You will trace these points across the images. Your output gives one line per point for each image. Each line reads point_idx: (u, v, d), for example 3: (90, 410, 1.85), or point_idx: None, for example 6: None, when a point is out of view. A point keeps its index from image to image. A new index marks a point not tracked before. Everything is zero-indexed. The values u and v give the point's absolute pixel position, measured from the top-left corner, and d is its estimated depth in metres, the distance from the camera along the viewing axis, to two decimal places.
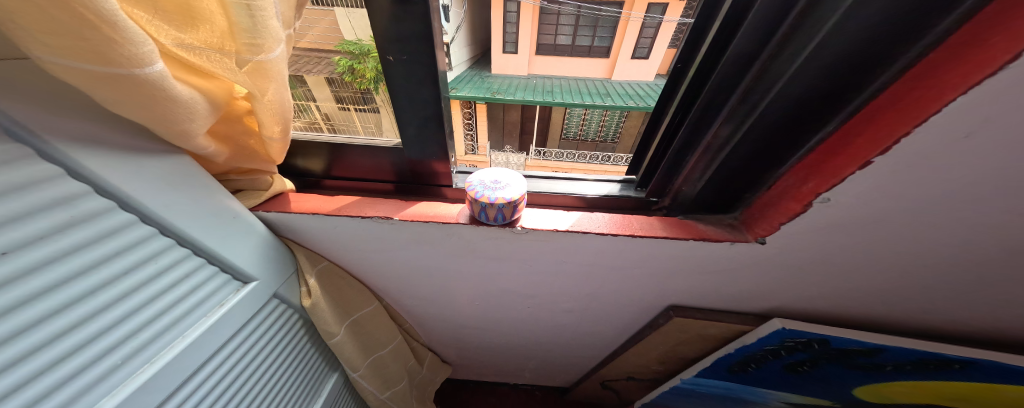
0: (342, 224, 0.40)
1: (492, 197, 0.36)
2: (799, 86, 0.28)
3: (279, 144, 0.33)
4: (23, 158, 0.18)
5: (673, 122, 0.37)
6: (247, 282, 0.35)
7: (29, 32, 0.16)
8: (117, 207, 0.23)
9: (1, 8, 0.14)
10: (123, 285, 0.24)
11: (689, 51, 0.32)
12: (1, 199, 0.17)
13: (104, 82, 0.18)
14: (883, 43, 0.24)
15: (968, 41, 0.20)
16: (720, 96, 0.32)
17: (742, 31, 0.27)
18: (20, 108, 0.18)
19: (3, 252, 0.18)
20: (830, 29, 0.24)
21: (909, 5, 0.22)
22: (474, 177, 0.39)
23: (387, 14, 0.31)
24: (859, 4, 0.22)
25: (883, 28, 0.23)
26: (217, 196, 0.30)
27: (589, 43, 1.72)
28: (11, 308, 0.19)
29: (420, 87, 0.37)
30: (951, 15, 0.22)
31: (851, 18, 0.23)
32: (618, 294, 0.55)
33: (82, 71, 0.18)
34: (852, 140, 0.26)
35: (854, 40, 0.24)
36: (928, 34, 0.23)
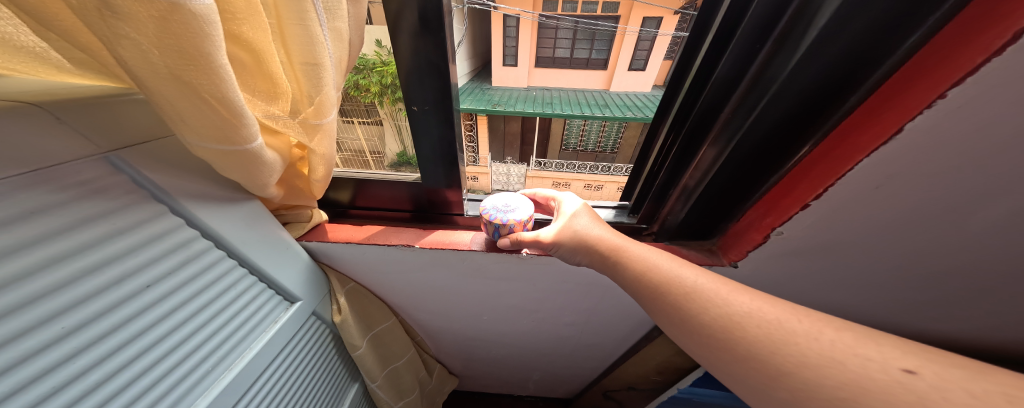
0: (370, 251, 0.46)
1: (504, 218, 0.42)
2: (764, 125, 0.32)
3: (322, 184, 0.39)
4: (152, 218, 0.25)
5: (665, 147, 0.42)
6: (294, 302, 0.41)
7: (189, 126, 0.22)
8: (213, 246, 0.30)
9: (176, 111, 0.21)
10: (215, 308, 0.30)
11: (680, 79, 0.37)
12: (145, 247, 0.24)
13: (226, 157, 0.25)
14: (825, 97, 0.29)
15: (870, 110, 0.26)
16: (703, 124, 0.37)
17: (722, 65, 0.31)
18: (161, 175, 0.25)
19: (151, 283, 0.25)
20: (784, 79, 0.28)
21: (843, 69, 0.27)
22: (487, 201, 0.44)
23: (413, 62, 0.38)
24: (805, 61, 0.27)
25: (817, 91, 0.29)
26: (276, 230, 0.37)
27: (588, 55, 1.85)
28: (146, 327, 0.25)
29: (438, 130, 0.44)
30: (866, 86, 0.27)
31: (790, 84, 0.29)
32: (618, 306, 0.60)
33: (212, 150, 0.24)
34: (798, 183, 0.32)
35: (803, 92, 0.29)
36: (854, 97, 0.28)
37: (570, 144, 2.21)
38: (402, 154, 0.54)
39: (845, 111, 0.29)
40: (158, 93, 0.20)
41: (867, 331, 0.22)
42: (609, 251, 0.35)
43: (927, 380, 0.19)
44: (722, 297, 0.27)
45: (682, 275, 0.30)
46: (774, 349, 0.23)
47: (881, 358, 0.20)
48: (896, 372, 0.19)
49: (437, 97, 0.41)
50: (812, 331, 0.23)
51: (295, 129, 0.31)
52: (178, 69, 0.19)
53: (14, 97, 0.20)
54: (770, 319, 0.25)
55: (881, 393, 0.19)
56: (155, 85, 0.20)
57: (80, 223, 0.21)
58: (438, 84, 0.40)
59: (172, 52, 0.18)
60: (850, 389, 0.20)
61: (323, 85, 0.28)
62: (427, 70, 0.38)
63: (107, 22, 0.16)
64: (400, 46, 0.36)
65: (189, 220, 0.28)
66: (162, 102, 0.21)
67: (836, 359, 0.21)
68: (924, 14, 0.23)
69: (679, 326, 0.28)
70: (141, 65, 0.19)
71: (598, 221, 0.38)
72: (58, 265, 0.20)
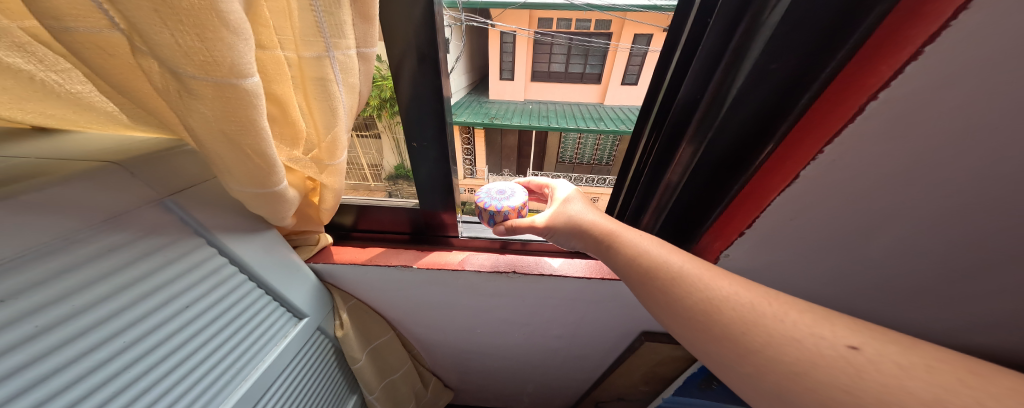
0: (373, 271, 0.52)
1: (498, 206, 0.46)
2: (716, 148, 0.37)
3: (329, 212, 0.44)
4: (190, 250, 0.30)
5: (641, 163, 0.48)
6: (301, 317, 0.45)
7: (231, 174, 0.27)
8: (237, 271, 0.35)
9: (224, 163, 0.26)
10: (236, 324, 0.34)
11: (649, 105, 0.43)
12: (186, 274, 0.29)
13: (258, 198, 0.30)
14: (759, 127, 0.35)
15: (783, 153, 0.33)
16: (671, 145, 0.42)
17: (681, 92, 0.37)
18: (202, 214, 0.31)
19: (188, 304, 0.29)
20: (726, 110, 0.34)
21: (769, 104, 0.33)
22: (483, 191, 0.49)
23: (411, 89, 0.42)
24: (741, 94, 0.33)
25: (753, 121, 0.34)
26: (288, 253, 0.41)
27: (582, 70, 1.95)
28: (180, 342, 0.29)
29: (434, 163, 0.50)
30: (788, 121, 0.33)
31: (737, 104, 0.33)
32: (600, 320, 0.65)
33: (247, 193, 0.29)
34: (740, 207, 0.39)
35: (743, 121, 0.35)
36: (780, 128, 0.33)
37: (565, 156, 2.28)
38: (398, 168, 0.58)
39: (781, 135, 0.34)
40: (211, 149, 0.25)
41: (824, 313, 0.26)
42: (603, 236, 0.39)
43: (866, 355, 0.22)
44: (704, 282, 0.30)
45: (671, 260, 0.33)
46: (745, 329, 0.27)
47: (833, 336, 0.24)
48: (844, 348, 0.23)
49: (434, 134, 0.47)
50: (778, 314, 0.26)
51: (311, 169, 0.37)
52: (232, 133, 0.24)
53: (84, 153, 0.25)
54: (744, 302, 0.28)
55: (828, 367, 0.23)
56: (210, 142, 0.24)
57: (141, 257, 0.26)
58: (436, 124, 0.46)
59: (228, 121, 0.23)
60: (803, 364, 0.24)
61: (335, 126, 0.33)
62: (424, 98, 0.43)
63: (186, 101, 0.22)
64: (401, 76, 0.41)
65: (218, 246, 0.32)
66: (212, 155, 0.26)
67: (795, 339, 0.25)
68: (832, 51, 0.28)
69: (664, 307, 0.31)
70: (203, 129, 0.24)
71: (593, 208, 0.43)
72: (127, 290, 0.25)
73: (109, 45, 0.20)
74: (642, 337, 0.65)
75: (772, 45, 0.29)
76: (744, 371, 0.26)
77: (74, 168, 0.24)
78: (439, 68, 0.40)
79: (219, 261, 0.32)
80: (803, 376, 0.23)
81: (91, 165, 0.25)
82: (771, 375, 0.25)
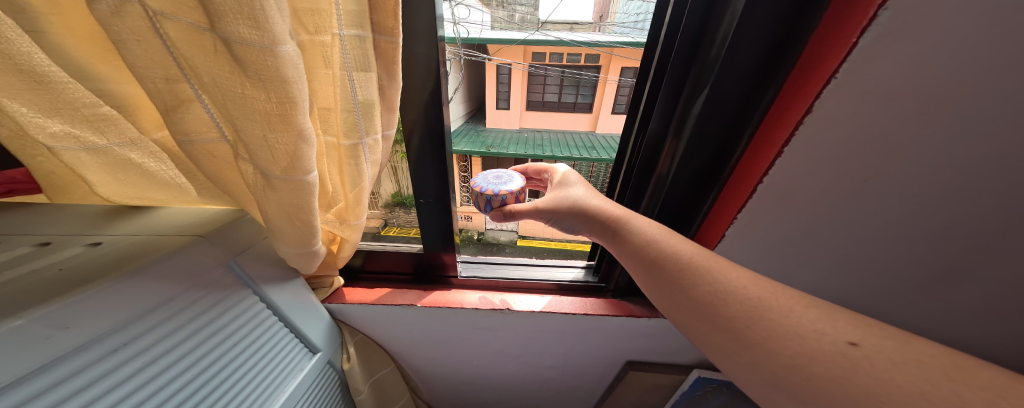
0: (381, 310, 0.60)
1: (495, 190, 0.53)
2: (692, 162, 0.44)
3: (344, 258, 0.50)
4: (240, 299, 0.36)
5: (623, 188, 0.54)
6: (314, 351, 0.50)
7: (283, 240, 0.35)
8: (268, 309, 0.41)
9: (281, 234, 0.34)
10: (268, 359, 0.39)
11: (626, 134, 0.50)
12: (237, 318, 0.35)
13: (299, 256, 0.38)
14: (725, 140, 0.42)
15: (750, 161, 0.40)
16: (649, 166, 0.49)
17: (653, 121, 0.44)
18: (257, 267, 0.38)
19: (237, 343, 0.35)
20: (694, 129, 0.41)
21: (729, 121, 0.41)
22: (481, 178, 0.55)
23: (420, 157, 0.52)
24: (706, 115, 0.40)
25: (719, 136, 0.42)
26: (306, 293, 0.48)
27: (574, 100, 2.10)
28: (230, 377, 0.34)
29: (438, 214, 0.59)
30: (746, 135, 0.41)
31: (700, 136, 0.42)
32: (587, 350, 0.70)
33: (291, 252, 0.37)
34: (721, 212, 0.45)
35: (711, 137, 0.42)
36: (741, 140, 0.41)
37: None
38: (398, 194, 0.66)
39: (744, 143, 0.41)
40: (273, 223, 0.33)
41: (827, 309, 0.27)
42: (610, 223, 0.43)
43: (862, 350, 0.24)
44: (711, 270, 0.32)
45: (678, 250, 0.36)
46: (750, 323, 0.28)
47: (834, 332, 0.26)
48: (843, 344, 0.25)
49: (435, 192, 0.56)
50: (785, 309, 0.28)
51: (336, 227, 0.44)
52: (296, 213, 0.32)
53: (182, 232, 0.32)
54: (749, 295, 0.30)
55: (826, 361, 0.25)
56: (277, 219, 0.32)
57: (208, 307, 0.32)
58: (438, 182, 0.55)
59: (291, 205, 0.31)
60: (801, 356, 0.26)
61: (360, 194, 0.40)
62: (430, 164, 0.53)
63: (264, 191, 0.30)
64: (412, 145, 0.51)
65: (260, 295, 0.39)
66: (275, 228, 0.34)
67: (797, 334, 0.26)
68: (767, 85, 0.37)
69: (676, 298, 0.33)
70: (274, 212, 0.32)
71: (593, 193, 0.48)
72: (199, 333, 0.31)
73: (216, 151, 0.28)
74: (628, 366, 0.70)
75: (719, 93, 0.38)
76: (743, 361, 0.28)
77: (177, 243, 0.30)
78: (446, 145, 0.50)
79: (259, 306, 0.39)
80: (801, 368, 0.25)
81: (185, 240, 0.31)
82: (770, 365, 0.27)
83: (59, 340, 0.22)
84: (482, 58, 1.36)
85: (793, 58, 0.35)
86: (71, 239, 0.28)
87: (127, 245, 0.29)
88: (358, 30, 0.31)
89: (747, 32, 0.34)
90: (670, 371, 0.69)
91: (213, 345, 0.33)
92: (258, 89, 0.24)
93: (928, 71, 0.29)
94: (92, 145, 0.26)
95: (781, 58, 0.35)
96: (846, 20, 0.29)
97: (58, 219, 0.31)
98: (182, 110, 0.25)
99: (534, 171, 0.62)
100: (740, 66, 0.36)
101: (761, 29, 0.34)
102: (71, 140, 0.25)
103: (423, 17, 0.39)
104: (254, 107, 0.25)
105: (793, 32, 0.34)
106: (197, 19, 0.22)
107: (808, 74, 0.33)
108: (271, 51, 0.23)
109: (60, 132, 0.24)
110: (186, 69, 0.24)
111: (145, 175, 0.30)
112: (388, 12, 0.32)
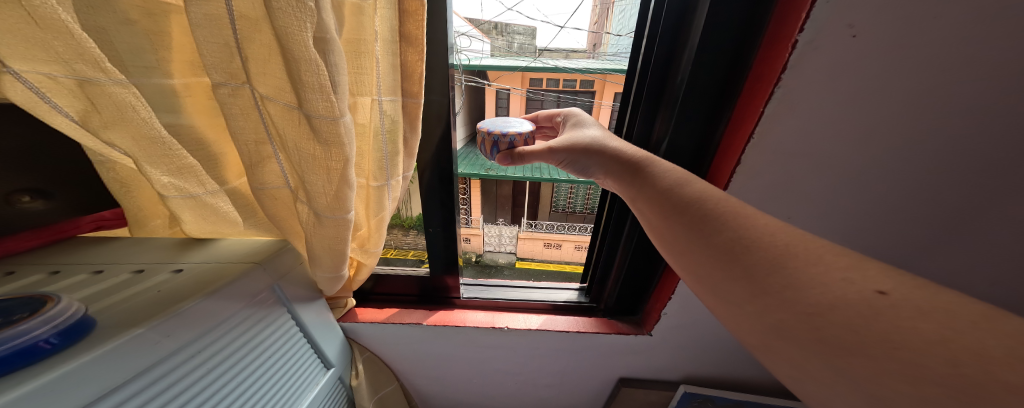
0: (389, 328, 0.66)
1: (505, 131, 0.51)
2: (674, 156, 0.48)
3: (358, 281, 0.56)
4: (275, 316, 0.42)
5: (614, 197, 0.59)
6: (329, 367, 0.54)
7: (320, 265, 0.42)
8: (296, 324, 0.46)
9: (320, 261, 0.41)
10: (290, 372, 0.44)
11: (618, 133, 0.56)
12: (272, 333, 0.41)
13: (330, 280, 0.45)
14: (703, 135, 0.46)
15: (722, 153, 0.43)
16: None
17: (638, 122, 0.50)
18: (293, 288, 0.45)
19: (269, 356, 0.40)
20: (673, 127, 0.45)
21: (704, 117, 0.44)
22: (488, 123, 0.54)
23: (430, 192, 0.60)
24: (681, 116, 0.44)
25: (698, 131, 0.45)
26: (325, 312, 0.54)
27: None
28: (263, 386, 0.39)
29: (444, 240, 0.66)
30: (721, 128, 0.43)
31: (668, 158, 0.48)
32: (579, 368, 0.74)
33: (324, 277, 0.44)
34: None
35: (688, 133, 0.46)
36: (716, 134, 0.44)
37: (558, 206, 2.33)
38: (403, 219, 0.74)
39: (718, 138, 0.44)
40: (316, 252, 0.40)
41: (859, 260, 0.26)
42: (640, 161, 0.42)
43: (891, 299, 0.23)
44: (745, 224, 0.31)
45: (708, 197, 0.35)
46: (770, 272, 0.28)
47: (862, 281, 0.24)
48: (871, 293, 0.24)
49: (441, 221, 0.64)
50: (813, 258, 0.27)
51: (359, 254, 0.51)
52: (336, 245, 0.39)
53: (245, 259, 0.40)
54: (780, 244, 0.29)
55: (848, 308, 0.23)
56: (320, 252, 0.40)
57: (253, 323, 0.38)
58: (443, 213, 0.62)
59: (333, 240, 0.39)
60: (821, 305, 0.25)
61: (382, 226, 0.47)
62: (439, 197, 0.61)
63: (315, 226, 0.38)
64: (422, 183, 0.59)
65: (291, 313, 0.45)
66: (317, 257, 0.41)
67: (823, 282, 0.25)
68: (737, 81, 0.40)
69: (696, 244, 0.34)
70: (321, 244, 0.39)
71: (611, 136, 0.49)
72: (245, 346, 0.37)
73: (279, 195, 0.37)
74: (620, 383, 0.74)
75: (683, 118, 0.44)
76: (754, 309, 0.29)
77: (238, 270, 0.38)
78: (454, 183, 0.59)
79: (290, 322, 0.45)
80: (819, 316, 0.25)
81: (245, 267, 0.39)
82: (780, 313, 0.27)
83: (164, 345, 0.29)
84: (482, 85, 1.46)
85: (731, 103, 0.41)
86: (157, 270, 0.36)
87: (199, 272, 0.37)
88: (392, 95, 0.39)
89: (701, 74, 0.41)
90: (659, 387, 0.73)
91: (254, 356, 0.38)
92: (324, 149, 0.32)
93: (824, 125, 0.37)
94: (188, 193, 0.34)
95: (743, 60, 0.39)
96: (757, 87, 0.37)
97: (142, 252, 0.39)
98: (261, 166, 0.34)
99: (544, 118, 0.63)
100: (696, 103, 0.43)
101: (715, 62, 0.40)
102: (175, 190, 0.33)
103: (438, 72, 0.48)
104: (319, 163, 0.33)
105: (749, 39, 0.38)
106: (289, 99, 0.31)
107: (741, 121, 0.40)
108: (333, 121, 0.30)
109: (168, 184, 0.32)
110: (272, 136, 0.33)
111: (214, 214, 0.38)
112: (415, 81, 0.40)
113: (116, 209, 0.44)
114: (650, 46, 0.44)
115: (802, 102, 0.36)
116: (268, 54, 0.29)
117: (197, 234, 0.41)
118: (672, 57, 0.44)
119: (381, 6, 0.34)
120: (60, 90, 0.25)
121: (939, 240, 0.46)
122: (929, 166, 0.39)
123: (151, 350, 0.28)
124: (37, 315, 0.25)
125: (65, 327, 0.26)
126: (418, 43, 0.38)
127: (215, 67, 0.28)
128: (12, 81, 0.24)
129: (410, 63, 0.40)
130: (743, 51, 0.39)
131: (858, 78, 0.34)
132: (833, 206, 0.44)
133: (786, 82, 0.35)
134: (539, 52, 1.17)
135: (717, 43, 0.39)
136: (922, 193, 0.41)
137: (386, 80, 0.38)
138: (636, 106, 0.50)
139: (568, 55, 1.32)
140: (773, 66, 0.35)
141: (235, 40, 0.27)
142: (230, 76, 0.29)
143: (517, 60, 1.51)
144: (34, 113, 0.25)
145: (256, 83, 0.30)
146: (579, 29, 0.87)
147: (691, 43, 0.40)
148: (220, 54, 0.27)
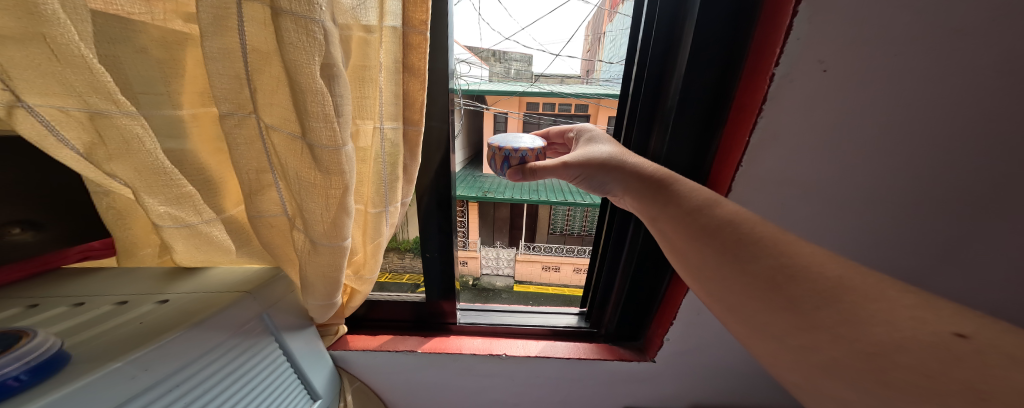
0: (381, 356, 0.64)
1: (516, 147, 0.49)
2: None
3: (349, 308, 0.55)
4: (264, 346, 0.40)
5: (609, 220, 0.59)
6: (317, 399, 0.50)
7: (314, 293, 0.41)
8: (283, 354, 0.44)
9: (315, 289, 0.41)
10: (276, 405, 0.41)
11: None
12: (259, 364, 0.39)
13: (325, 307, 0.43)
14: (696, 158, 0.46)
15: (717, 174, 0.44)
16: None
17: (631, 145, 0.51)
18: (282, 317, 0.44)
19: (254, 388, 0.38)
20: (666, 150, 0.46)
21: (696, 142, 0.45)
22: (496, 139, 0.52)
23: (427, 215, 0.60)
24: (673, 140, 0.45)
25: (691, 153, 0.46)
26: (314, 341, 0.51)
27: None
28: None
29: (444, 265, 0.65)
30: (715, 152, 0.44)
31: None
32: (582, 398, 0.70)
33: (318, 305, 0.43)
34: None
35: (681, 157, 0.46)
36: (709, 156, 0.45)
37: (558, 228, 2.30)
38: (401, 243, 0.73)
39: (711, 161, 0.45)
40: (311, 281, 0.40)
41: (928, 298, 0.25)
42: (665, 179, 0.42)
43: (975, 343, 0.21)
44: (787, 256, 0.31)
45: (744, 222, 0.34)
46: (818, 305, 0.27)
47: (938, 321, 0.23)
48: (948, 335, 0.22)
49: (439, 246, 0.63)
50: (873, 293, 0.26)
51: (354, 280, 0.49)
52: (332, 272, 0.39)
53: (239, 289, 0.39)
54: (831, 275, 0.28)
55: (921, 350, 0.22)
56: (316, 280, 0.39)
57: (239, 354, 0.37)
58: (441, 237, 0.62)
59: (328, 267, 0.38)
60: (885, 344, 0.24)
61: (379, 252, 0.46)
62: (436, 221, 0.60)
63: (311, 253, 0.37)
64: (421, 205, 0.59)
65: (279, 342, 0.43)
66: (313, 284, 0.40)
67: (888, 320, 0.24)
68: (723, 109, 0.42)
69: (733, 268, 0.33)
70: (317, 273, 0.39)
71: (622, 150, 0.47)
72: (231, 378, 0.35)
73: (276, 222, 0.37)
74: None
75: (675, 142, 0.45)
76: (801, 342, 0.28)
77: (228, 299, 0.37)
78: (454, 207, 0.59)
79: (278, 353, 0.43)
80: (884, 357, 0.23)
81: (235, 296, 0.38)
82: (834, 351, 0.26)
83: (140, 379, 0.28)
84: (482, 109, 1.49)
85: (719, 132, 0.43)
86: (141, 301, 0.35)
87: (187, 302, 0.36)
88: (394, 123, 0.40)
89: (690, 103, 0.42)
90: None
91: (239, 388, 0.36)
92: (325, 175, 0.32)
93: (818, 150, 0.38)
94: (183, 222, 0.33)
95: (727, 90, 0.41)
96: (742, 116, 0.39)
97: (128, 283, 0.38)
98: (261, 193, 0.34)
99: (556, 134, 0.62)
100: (687, 130, 0.44)
101: (702, 90, 0.41)
102: (168, 219, 0.32)
103: (439, 100, 0.50)
104: (319, 189, 0.33)
105: (733, 71, 0.40)
106: (292, 129, 0.31)
107: (728, 149, 0.41)
108: (334, 150, 0.31)
109: (163, 213, 0.32)
110: (273, 165, 0.33)
111: (208, 243, 0.37)
112: (416, 109, 0.41)
113: (106, 238, 0.44)
114: (640, 75, 0.46)
115: (783, 131, 0.37)
116: (276, 85, 0.30)
117: (189, 263, 0.40)
118: (661, 86, 0.45)
119: (386, 39, 0.36)
120: (70, 122, 0.25)
121: (947, 261, 0.46)
122: (935, 188, 0.40)
123: (123, 387, 0.27)
124: (10, 351, 0.24)
125: (36, 363, 0.25)
126: (419, 74, 0.39)
127: (224, 98, 0.29)
128: (24, 115, 0.24)
129: (411, 93, 0.40)
130: (726, 84, 0.41)
131: (850, 105, 0.35)
132: (835, 226, 0.44)
133: (767, 112, 0.36)
134: (538, 78, 1.21)
135: (702, 76, 0.40)
136: (931, 213, 0.42)
137: (388, 109, 0.39)
138: (630, 130, 0.50)
139: (564, 81, 1.36)
140: (754, 97, 0.37)
141: (245, 72, 0.28)
142: (238, 106, 0.30)
143: (515, 85, 1.55)
144: (40, 147, 0.26)
145: (263, 112, 0.30)
146: (574, 57, 0.90)
147: (678, 75, 0.42)
148: (229, 85, 0.28)
